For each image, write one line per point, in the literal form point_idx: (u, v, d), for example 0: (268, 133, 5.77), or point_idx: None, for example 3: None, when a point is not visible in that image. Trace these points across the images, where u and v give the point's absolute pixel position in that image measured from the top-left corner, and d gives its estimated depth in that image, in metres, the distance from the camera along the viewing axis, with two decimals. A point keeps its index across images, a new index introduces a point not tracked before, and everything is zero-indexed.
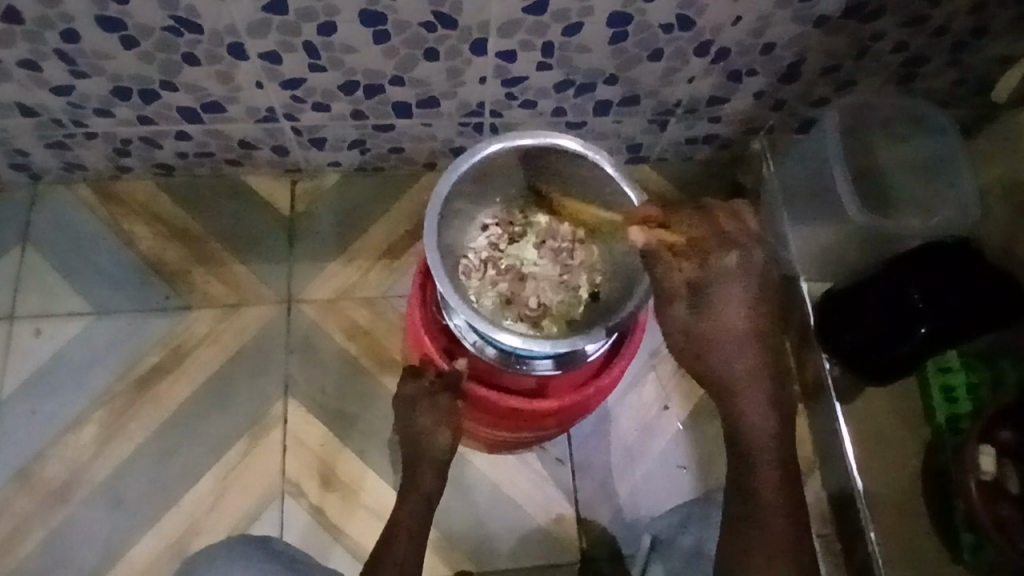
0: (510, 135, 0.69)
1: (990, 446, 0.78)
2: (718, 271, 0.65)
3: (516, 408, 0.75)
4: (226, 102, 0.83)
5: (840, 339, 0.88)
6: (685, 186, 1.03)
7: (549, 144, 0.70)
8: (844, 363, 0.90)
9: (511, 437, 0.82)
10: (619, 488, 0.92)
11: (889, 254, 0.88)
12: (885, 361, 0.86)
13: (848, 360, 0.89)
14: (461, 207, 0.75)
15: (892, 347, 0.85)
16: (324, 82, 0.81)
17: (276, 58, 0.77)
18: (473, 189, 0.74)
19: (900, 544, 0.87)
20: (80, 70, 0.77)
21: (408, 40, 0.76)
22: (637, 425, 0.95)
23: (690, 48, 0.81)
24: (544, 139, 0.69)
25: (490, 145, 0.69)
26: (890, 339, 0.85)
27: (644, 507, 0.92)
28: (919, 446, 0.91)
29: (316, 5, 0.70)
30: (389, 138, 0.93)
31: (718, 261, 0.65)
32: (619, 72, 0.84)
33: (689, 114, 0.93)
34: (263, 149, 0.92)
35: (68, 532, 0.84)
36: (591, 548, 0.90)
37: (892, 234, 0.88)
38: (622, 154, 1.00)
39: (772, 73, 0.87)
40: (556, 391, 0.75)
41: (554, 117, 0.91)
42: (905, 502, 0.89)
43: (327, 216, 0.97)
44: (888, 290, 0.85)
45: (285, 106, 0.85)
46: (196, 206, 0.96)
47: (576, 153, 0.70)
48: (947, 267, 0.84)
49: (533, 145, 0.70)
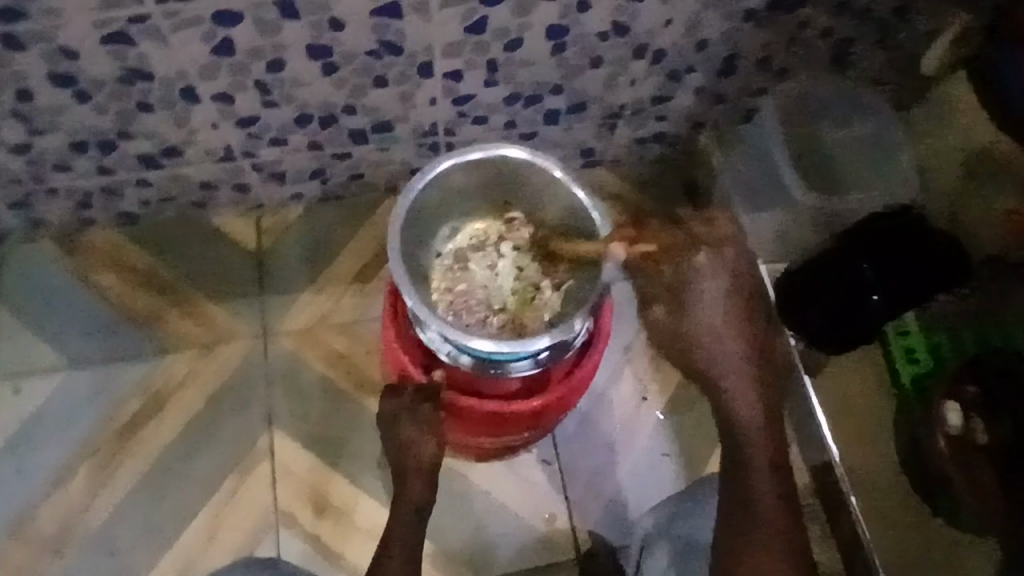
0: (460, 151, 0.72)
1: (956, 402, 0.82)
2: (694, 268, 0.71)
3: (495, 413, 0.76)
4: (183, 146, 0.85)
5: (806, 317, 0.90)
6: (641, 185, 1.06)
7: (498, 156, 0.73)
8: (809, 340, 0.91)
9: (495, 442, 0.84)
10: (607, 484, 0.94)
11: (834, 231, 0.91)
12: (846, 333, 0.90)
13: (813, 336, 0.90)
14: (422, 227, 0.77)
15: (850, 320, 0.88)
16: (279, 117, 0.83)
17: (229, 99, 0.79)
18: (431, 207, 0.76)
19: (879, 510, 0.90)
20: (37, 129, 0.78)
21: (356, 69, 0.78)
22: (618, 419, 0.97)
23: (628, 53, 0.84)
24: (494, 152, 0.72)
25: (442, 162, 0.72)
26: (853, 313, 0.87)
27: (632, 501, 0.94)
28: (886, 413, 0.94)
29: (262, 43, 0.72)
30: (348, 166, 0.95)
31: (691, 259, 0.71)
32: (564, 82, 0.87)
33: (637, 115, 0.96)
34: (224, 188, 0.94)
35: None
36: (586, 545, 0.92)
37: (838, 210, 0.92)
38: (577, 159, 1.03)
39: (710, 69, 0.90)
40: (534, 393, 0.77)
41: (506, 130, 0.94)
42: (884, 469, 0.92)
43: (296, 248, 0.98)
44: (843, 264, 0.87)
45: (242, 144, 0.87)
46: (163, 251, 0.97)
47: (526, 162, 0.73)
48: (893, 237, 0.87)
49: (483, 158, 0.73)
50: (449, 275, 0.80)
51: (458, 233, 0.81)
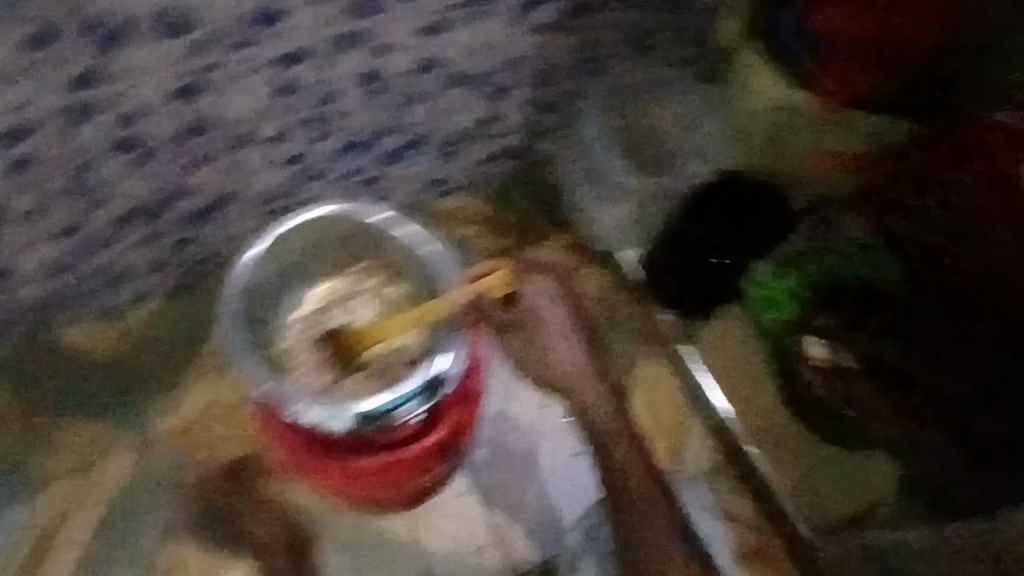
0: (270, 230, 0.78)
1: (812, 333, 0.94)
2: (537, 294, 1.01)
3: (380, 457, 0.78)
4: (7, 272, 0.80)
5: (669, 290, 0.97)
6: (496, 201, 1.07)
7: (308, 220, 0.79)
8: (679, 308, 0.98)
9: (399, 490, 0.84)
10: (523, 500, 0.91)
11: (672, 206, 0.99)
12: (701, 292, 0.97)
13: (682, 304, 0.97)
14: (264, 304, 0.77)
15: (703, 280, 0.96)
16: (104, 218, 0.80)
17: (43, 212, 0.75)
18: (269, 286, 0.79)
19: (781, 457, 0.94)
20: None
21: (172, 154, 0.77)
22: (521, 433, 0.94)
23: (442, 82, 0.86)
24: (301, 218, 0.78)
25: (257, 243, 0.78)
26: (710, 276, 0.96)
27: (555, 512, 0.90)
28: (766, 364, 0.97)
29: (62, 148, 0.70)
30: (196, 251, 0.92)
31: (531, 286, 1.01)
32: (389, 123, 0.88)
33: (470, 137, 0.98)
34: (68, 303, 0.90)
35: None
36: (520, 564, 0.88)
37: (667, 188, 0.99)
38: (428, 190, 1.04)
39: (527, 81, 0.94)
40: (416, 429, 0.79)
41: (347, 179, 0.94)
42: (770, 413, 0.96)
43: (157, 346, 0.94)
44: (693, 235, 0.95)
45: (72, 255, 0.83)
46: (13, 383, 0.91)
47: (335, 216, 0.79)
48: (724, 199, 0.95)
49: (296, 226, 0.79)
50: (306, 338, 0.76)
51: (304, 300, 0.79)
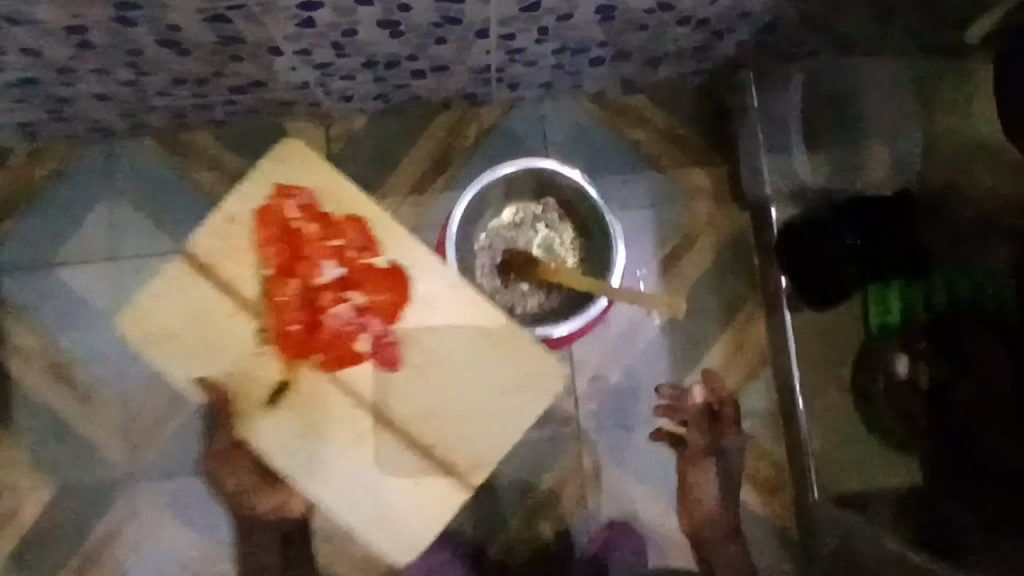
0: (498, 166, 0.88)
1: (908, 354, 1.01)
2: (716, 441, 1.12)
3: (311, 239, 0.74)
4: (267, 80, 0.96)
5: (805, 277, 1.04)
6: (676, 113, 1.14)
7: (525, 164, 0.89)
8: (807, 299, 1.06)
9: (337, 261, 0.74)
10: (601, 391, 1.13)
11: (836, 198, 1.02)
12: (821, 292, 1.04)
13: (805, 293, 1.05)
14: (472, 214, 0.92)
15: (817, 257, 1.02)
16: (350, 62, 0.93)
17: (308, 53, 0.88)
18: (482, 195, 0.92)
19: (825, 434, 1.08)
20: (133, 61, 0.87)
21: (420, 33, 0.87)
22: (609, 350, 1.13)
23: (673, 20, 0.90)
24: (521, 164, 0.88)
25: (506, 166, 0.89)
26: (832, 291, 1.03)
27: (626, 418, 1.12)
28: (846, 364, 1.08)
29: (342, 20, 0.81)
30: (409, 92, 1.04)
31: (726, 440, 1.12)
32: (609, 39, 0.93)
33: (678, 59, 1.02)
34: (299, 107, 1.05)
35: (184, 451, 1.10)
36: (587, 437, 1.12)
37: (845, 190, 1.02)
38: (642, 70, 1.05)
39: (751, 29, 0.95)
40: (311, 236, 0.74)
41: (554, 70, 1.01)
42: (834, 373, 1.09)
43: (363, 153, 1.10)
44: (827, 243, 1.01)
45: (316, 79, 0.97)
46: (241, 147, 1.11)
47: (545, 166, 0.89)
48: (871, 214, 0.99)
49: (516, 167, 0.89)
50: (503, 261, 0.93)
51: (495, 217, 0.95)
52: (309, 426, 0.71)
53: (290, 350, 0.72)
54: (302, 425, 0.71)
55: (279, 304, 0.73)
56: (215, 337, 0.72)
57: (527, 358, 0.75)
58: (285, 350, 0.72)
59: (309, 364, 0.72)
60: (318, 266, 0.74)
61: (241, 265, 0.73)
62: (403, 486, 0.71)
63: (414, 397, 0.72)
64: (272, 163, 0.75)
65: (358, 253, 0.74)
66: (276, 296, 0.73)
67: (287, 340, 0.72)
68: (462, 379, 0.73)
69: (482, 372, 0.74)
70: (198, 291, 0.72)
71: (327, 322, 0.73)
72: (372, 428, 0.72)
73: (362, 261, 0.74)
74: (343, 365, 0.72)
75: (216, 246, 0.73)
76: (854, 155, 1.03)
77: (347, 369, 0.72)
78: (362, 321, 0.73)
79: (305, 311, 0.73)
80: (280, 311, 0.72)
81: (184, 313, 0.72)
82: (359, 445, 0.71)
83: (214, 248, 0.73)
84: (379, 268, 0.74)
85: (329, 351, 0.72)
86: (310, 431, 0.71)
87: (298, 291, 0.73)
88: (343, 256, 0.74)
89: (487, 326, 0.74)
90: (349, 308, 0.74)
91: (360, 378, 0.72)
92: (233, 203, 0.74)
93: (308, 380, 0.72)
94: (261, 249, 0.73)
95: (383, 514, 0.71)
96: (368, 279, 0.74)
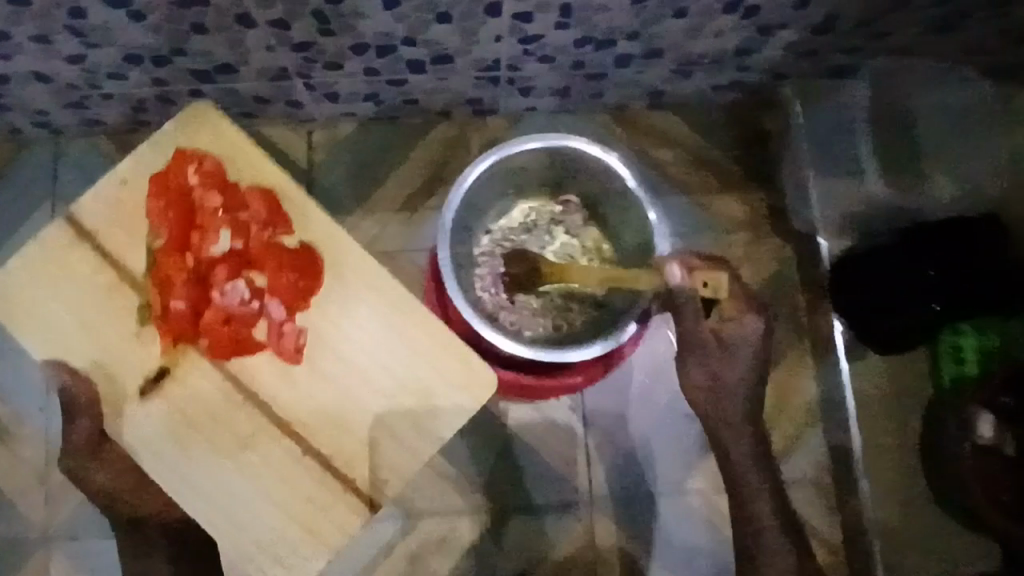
0: (517, 141, 0.72)
1: (992, 413, 0.82)
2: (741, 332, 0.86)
3: (207, 209, 0.66)
4: (238, 65, 0.81)
5: (858, 301, 0.87)
6: (707, 132, 0.99)
7: (558, 144, 0.73)
8: (866, 338, 0.89)
9: (235, 236, 0.66)
10: (619, 448, 0.95)
11: (905, 225, 0.88)
12: (882, 335, 0.87)
13: (862, 332, 0.89)
14: (478, 202, 0.78)
15: (892, 276, 0.84)
16: (335, 44, 0.79)
17: (286, 25, 0.74)
18: (494, 179, 0.77)
19: (892, 510, 0.90)
20: (71, 26, 0.71)
21: (420, 5, 0.73)
22: (630, 401, 0.95)
23: (717, 7, 0.76)
24: (552, 142, 0.73)
25: (529, 141, 0.73)
26: (899, 329, 0.86)
27: (647, 481, 0.94)
28: (917, 427, 0.91)
29: None
30: (404, 91, 0.90)
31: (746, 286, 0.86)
32: (641, 29, 0.80)
33: (716, 64, 0.89)
34: (276, 103, 0.91)
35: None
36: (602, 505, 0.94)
37: (910, 207, 0.90)
38: (674, 77, 0.91)
39: (806, 26, 0.82)
40: (209, 207, 0.66)
41: (572, 70, 0.88)
42: (901, 437, 0.91)
43: (344, 166, 0.96)
44: (898, 267, 0.84)
45: (296, 66, 0.83)
46: None
47: (588, 152, 0.74)
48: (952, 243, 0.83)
49: (544, 145, 0.74)
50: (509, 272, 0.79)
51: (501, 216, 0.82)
52: (182, 423, 0.63)
53: (178, 332, 0.64)
54: (175, 419, 0.62)
55: (168, 277, 0.64)
56: (85, 315, 0.63)
57: (460, 362, 0.65)
58: (167, 329, 0.64)
59: (195, 350, 0.64)
60: (210, 237, 0.66)
61: (128, 235, 0.65)
62: (282, 503, 0.62)
63: (314, 391, 0.64)
64: (180, 126, 0.67)
65: (261, 228, 0.66)
66: (163, 271, 0.64)
67: (173, 321, 0.64)
68: (373, 377, 0.64)
69: (388, 363, 0.65)
70: (78, 268, 0.64)
71: (217, 300, 0.65)
72: (264, 426, 0.63)
73: (267, 237, 0.66)
74: (236, 353, 0.64)
75: (105, 213, 0.65)
76: (908, 176, 0.91)
77: (238, 357, 0.64)
78: (261, 307, 0.65)
79: (195, 287, 0.65)
80: (167, 286, 0.64)
81: (54, 289, 0.64)
82: (242, 442, 0.63)
83: (103, 217, 0.65)
84: (286, 248, 0.66)
85: (219, 333, 0.64)
86: (186, 429, 0.62)
87: (184, 265, 0.65)
88: (243, 230, 0.66)
89: (398, 310, 0.66)
90: (247, 287, 0.65)
91: (254, 368, 0.64)
92: (129, 167, 0.66)
93: (194, 371, 0.63)
94: (151, 213, 0.65)
95: (267, 544, 0.61)
96: (271, 259, 0.65)
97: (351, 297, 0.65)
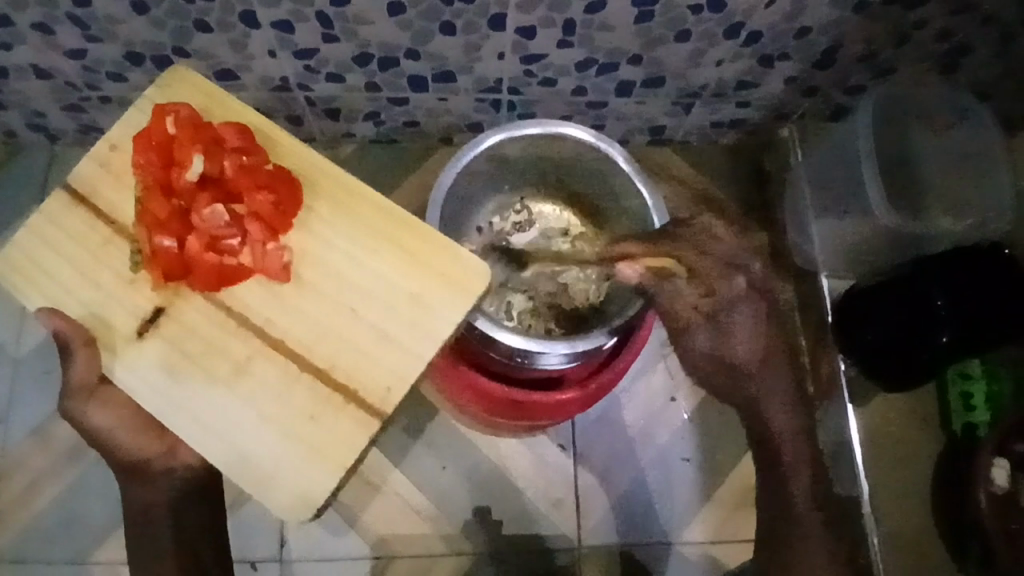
0: (515, 125, 0.71)
1: (1006, 458, 0.77)
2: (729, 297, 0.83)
3: (182, 140, 0.59)
4: (239, 71, 0.81)
5: (863, 336, 0.85)
6: (708, 169, 0.99)
7: (555, 133, 0.73)
8: (874, 371, 0.87)
9: (210, 159, 0.58)
10: (615, 487, 0.89)
11: (913, 258, 0.85)
12: (893, 368, 0.85)
13: (870, 363, 0.86)
14: (470, 200, 0.79)
15: (902, 309, 0.82)
16: (337, 53, 0.79)
17: (290, 28, 0.74)
18: (487, 171, 0.77)
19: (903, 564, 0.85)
20: (75, 15, 0.72)
21: (423, 13, 0.73)
22: (628, 437, 0.90)
23: (718, 30, 0.77)
24: (550, 129, 0.72)
25: (528, 126, 0.72)
26: (912, 359, 0.82)
27: (646, 523, 0.88)
28: (927, 474, 0.88)
29: None
30: (404, 112, 0.90)
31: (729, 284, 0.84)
32: (643, 52, 0.80)
33: (716, 98, 0.89)
34: (276, 119, 0.91)
35: (61, 524, 0.85)
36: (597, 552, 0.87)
37: (919, 235, 0.85)
38: (675, 110, 0.91)
39: (806, 58, 0.82)
40: (183, 136, 0.59)
41: (574, 96, 0.88)
42: (908, 486, 0.88)
43: None
44: (909, 295, 0.82)
45: (298, 76, 0.83)
46: None
47: (585, 141, 0.72)
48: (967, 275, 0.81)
49: (541, 133, 0.73)
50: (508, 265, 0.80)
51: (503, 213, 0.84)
52: (170, 359, 0.57)
53: (170, 274, 0.58)
54: (168, 362, 0.57)
55: (151, 212, 0.58)
56: (78, 257, 0.59)
57: (450, 274, 0.59)
58: (162, 270, 0.58)
59: (187, 285, 0.58)
60: (185, 165, 0.57)
61: (116, 183, 0.61)
62: (281, 422, 0.56)
63: (302, 315, 0.57)
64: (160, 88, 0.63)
65: (237, 154, 0.59)
66: (147, 210, 0.58)
67: (163, 259, 0.57)
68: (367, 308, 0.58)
69: (379, 292, 0.58)
70: (65, 227, 0.60)
71: (199, 230, 0.57)
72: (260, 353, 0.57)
73: (243, 161, 0.59)
74: (230, 284, 0.58)
75: (90, 167, 0.61)
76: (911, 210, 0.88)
77: (229, 289, 0.58)
78: (247, 230, 0.58)
79: (179, 222, 0.57)
80: (151, 221, 0.58)
81: (47, 237, 0.60)
82: (235, 385, 0.57)
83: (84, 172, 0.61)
84: (264, 170, 0.59)
85: (209, 267, 0.58)
86: (175, 372, 0.57)
87: (167, 201, 0.58)
88: (215, 154, 0.58)
89: (386, 235, 0.59)
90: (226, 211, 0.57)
91: (246, 298, 0.58)
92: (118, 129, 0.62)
93: (184, 319, 0.58)
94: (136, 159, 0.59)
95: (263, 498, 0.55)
96: (252, 179, 0.58)
97: (344, 225, 0.59)
